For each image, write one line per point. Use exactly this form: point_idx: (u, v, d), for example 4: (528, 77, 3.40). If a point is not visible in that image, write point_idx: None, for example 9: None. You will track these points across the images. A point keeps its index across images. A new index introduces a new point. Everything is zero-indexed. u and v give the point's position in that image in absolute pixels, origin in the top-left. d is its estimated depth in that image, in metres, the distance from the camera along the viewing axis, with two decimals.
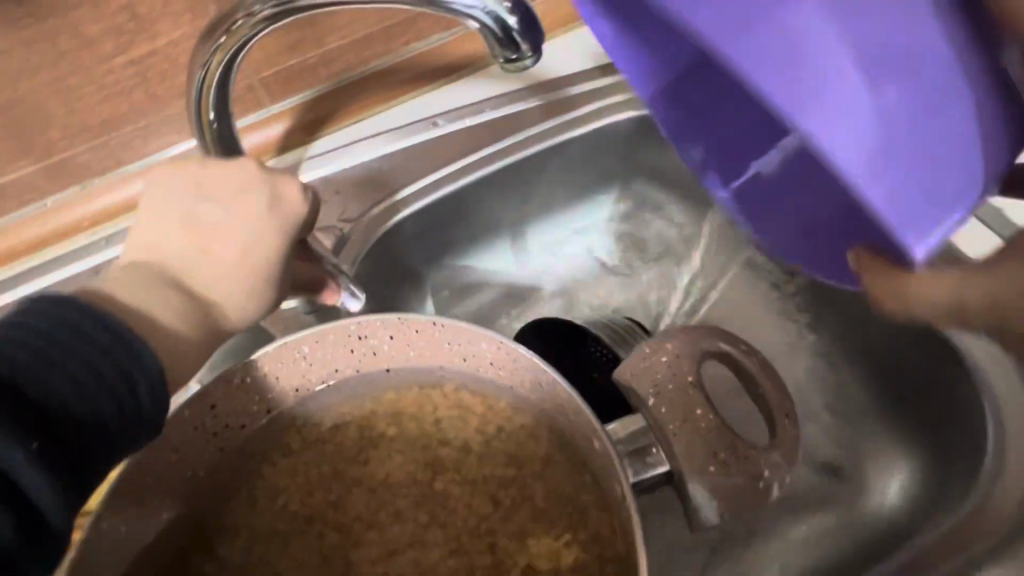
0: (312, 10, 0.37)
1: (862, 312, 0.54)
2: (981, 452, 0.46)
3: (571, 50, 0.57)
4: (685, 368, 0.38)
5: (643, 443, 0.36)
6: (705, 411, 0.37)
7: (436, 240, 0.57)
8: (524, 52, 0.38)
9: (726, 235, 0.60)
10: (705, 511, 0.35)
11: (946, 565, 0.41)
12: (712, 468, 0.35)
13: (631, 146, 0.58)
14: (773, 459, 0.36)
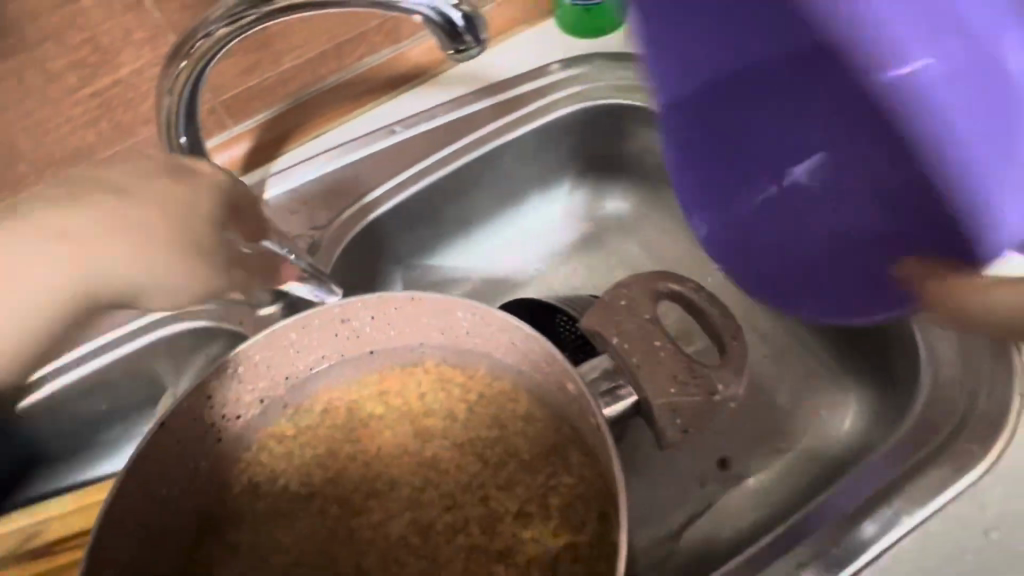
0: (261, 23, 0.44)
1: None
2: (918, 364, 0.49)
3: (508, 53, 0.70)
4: (641, 308, 0.44)
5: (614, 381, 0.41)
6: (663, 343, 0.42)
7: (404, 242, 0.67)
8: (469, 42, 0.44)
9: (661, 203, 0.71)
10: (669, 430, 0.40)
11: (911, 464, 0.43)
12: (673, 390, 0.40)
13: (578, 137, 0.69)
14: (724, 376, 0.41)
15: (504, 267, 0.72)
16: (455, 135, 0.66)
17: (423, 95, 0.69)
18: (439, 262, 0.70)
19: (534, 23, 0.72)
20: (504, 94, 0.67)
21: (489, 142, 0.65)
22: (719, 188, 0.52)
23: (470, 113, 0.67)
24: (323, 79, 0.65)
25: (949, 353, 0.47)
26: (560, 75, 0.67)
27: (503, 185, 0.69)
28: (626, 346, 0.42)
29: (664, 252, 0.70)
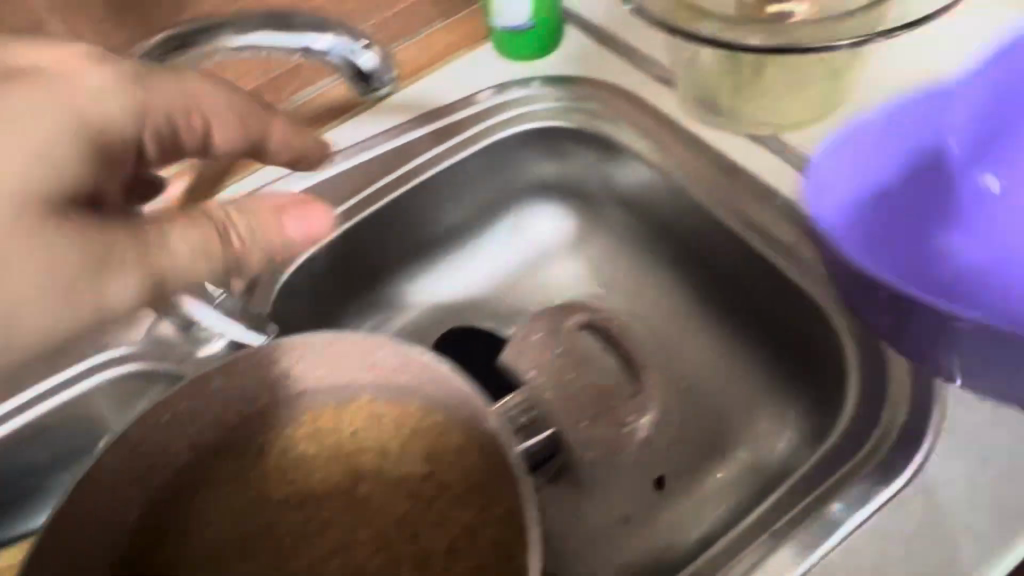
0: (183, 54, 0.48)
1: (725, 274, 0.61)
2: (846, 375, 0.51)
3: (446, 82, 0.72)
4: (551, 344, 0.61)
5: (535, 417, 0.58)
6: (570, 374, 0.60)
7: (350, 271, 0.67)
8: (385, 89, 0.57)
9: (606, 224, 0.71)
10: (582, 451, 0.58)
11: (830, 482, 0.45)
12: (583, 423, 0.58)
13: (519, 159, 0.70)
14: (628, 410, 0.59)
15: (457, 292, 0.72)
16: (393, 163, 0.66)
17: (363, 122, 0.69)
18: (391, 290, 0.71)
19: (470, 47, 0.73)
20: (443, 119, 0.68)
21: (430, 169, 0.66)
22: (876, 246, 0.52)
23: (409, 140, 0.67)
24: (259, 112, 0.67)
25: (867, 362, 0.49)
26: (497, 100, 0.69)
27: (444, 212, 0.70)
28: (539, 378, 0.59)
29: (604, 275, 0.71)
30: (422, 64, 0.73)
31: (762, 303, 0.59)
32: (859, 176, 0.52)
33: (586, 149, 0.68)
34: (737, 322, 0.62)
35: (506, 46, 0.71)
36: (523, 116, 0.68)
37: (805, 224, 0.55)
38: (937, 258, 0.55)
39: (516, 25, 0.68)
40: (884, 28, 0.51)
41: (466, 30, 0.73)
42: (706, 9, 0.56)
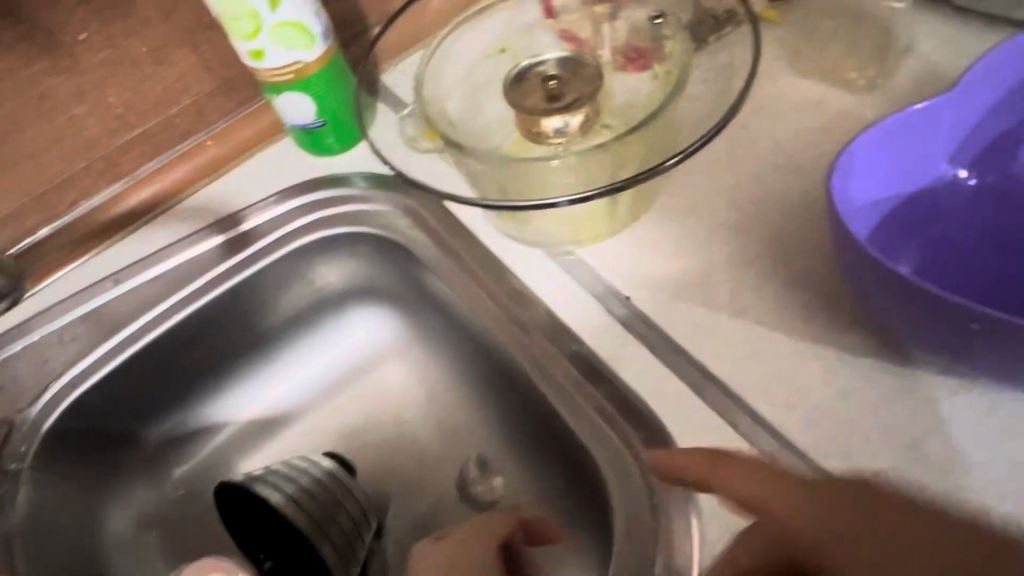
0: None
1: (515, 391, 0.57)
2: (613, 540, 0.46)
3: (242, 178, 0.68)
4: (314, 462, 0.59)
5: None
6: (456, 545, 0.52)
7: (147, 399, 0.65)
8: None
9: (414, 337, 0.68)
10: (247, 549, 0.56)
11: None
12: None
13: (316, 260, 0.66)
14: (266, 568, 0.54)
15: (275, 405, 0.69)
16: (182, 283, 0.64)
17: (156, 230, 0.67)
18: (200, 413, 0.68)
19: (273, 140, 0.69)
20: (234, 233, 0.65)
21: (223, 284, 0.64)
22: (946, 252, 0.46)
23: (196, 254, 0.65)
24: (32, 231, 0.64)
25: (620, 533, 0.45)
26: (290, 205, 0.65)
27: (247, 328, 0.67)
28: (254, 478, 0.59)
29: (420, 381, 0.67)
30: (225, 159, 0.69)
31: (546, 431, 0.55)
32: (904, 164, 0.46)
33: (372, 251, 0.65)
34: (530, 441, 0.58)
35: (307, 142, 0.66)
36: (308, 224, 0.65)
37: (584, 359, 0.51)
38: (971, 257, 0.45)
39: (308, 124, 0.63)
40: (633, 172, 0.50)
41: (260, 124, 0.69)
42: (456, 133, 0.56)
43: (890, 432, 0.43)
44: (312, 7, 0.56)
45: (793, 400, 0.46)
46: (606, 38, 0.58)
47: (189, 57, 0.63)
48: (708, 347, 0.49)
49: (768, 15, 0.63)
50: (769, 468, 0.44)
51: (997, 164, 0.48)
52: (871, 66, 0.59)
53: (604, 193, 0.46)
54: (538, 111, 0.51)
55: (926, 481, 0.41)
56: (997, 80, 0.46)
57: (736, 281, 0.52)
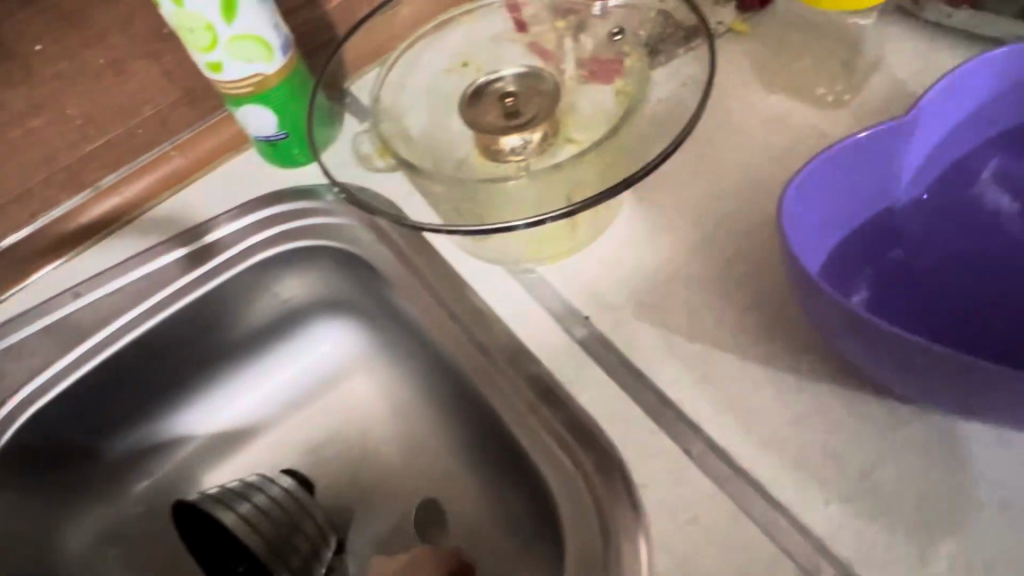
0: None
1: (473, 410, 0.56)
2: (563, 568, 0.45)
3: (207, 190, 0.68)
4: (275, 478, 0.58)
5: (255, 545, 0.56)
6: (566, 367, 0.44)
7: (108, 413, 0.64)
8: None
9: (378, 352, 0.67)
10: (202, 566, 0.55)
11: None
12: None
13: (279, 273, 0.66)
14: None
15: (239, 420, 0.69)
16: (144, 296, 0.64)
17: (120, 243, 0.66)
18: (163, 427, 0.67)
19: (240, 151, 0.69)
20: (196, 245, 0.65)
21: (185, 298, 0.64)
22: (904, 282, 0.45)
23: (157, 266, 0.64)
24: None
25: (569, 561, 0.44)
26: (252, 218, 0.65)
27: (211, 341, 0.67)
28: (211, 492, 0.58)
29: (385, 396, 0.67)
30: (192, 170, 0.68)
31: (503, 452, 0.54)
32: (861, 190, 0.45)
33: (334, 265, 0.65)
34: (489, 461, 0.57)
35: (271, 154, 0.65)
36: (267, 238, 0.65)
37: (541, 380, 0.50)
38: (929, 288, 0.44)
39: (270, 136, 0.62)
40: (592, 194, 0.48)
41: (225, 135, 0.68)
42: (414, 148, 0.55)
43: (840, 460, 0.43)
44: (270, 18, 0.55)
45: (745, 425, 0.45)
46: (570, 49, 0.57)
47: (151, 67, 0.62)
48: (664, 370, 0.48)
49: (737, 27, 0.63)
50: (719, 495, 0.43)
51: (956, 190, 0.47)
52: (841, 82, 0.59)
53: (561, 214, 0.45)
54: (495, 130, 0.50)
55: (874, 509, 0.41)
56: (947, 108, 0.45)
57: (695, 301, 0.51)
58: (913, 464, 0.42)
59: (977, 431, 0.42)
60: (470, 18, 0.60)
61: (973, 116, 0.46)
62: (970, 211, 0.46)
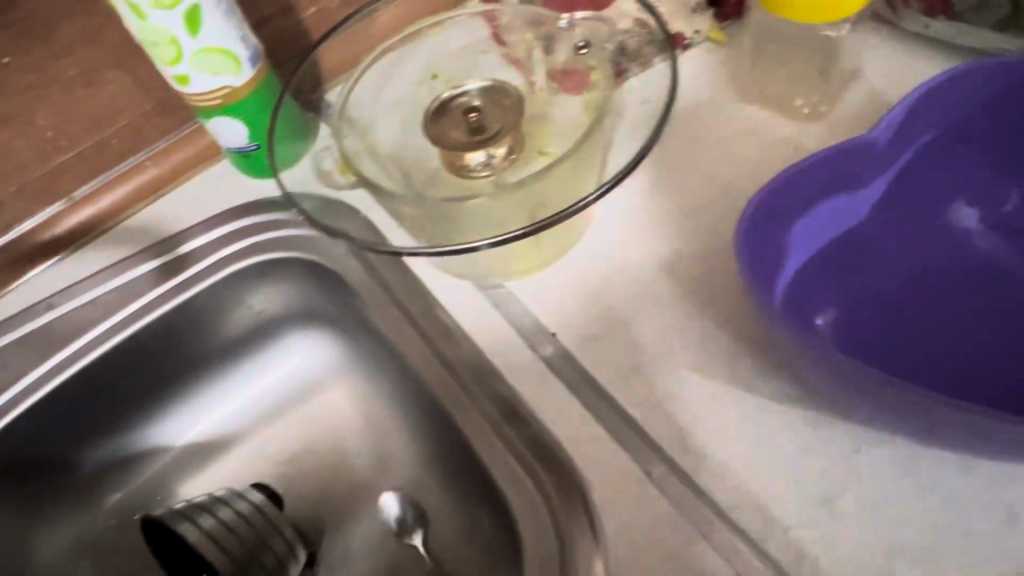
0: None
1: (443, 425, 0.56)
2: None
3: (182, 201, 0.68)
4: (244, 494, 0.58)
5: None
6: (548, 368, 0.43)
7: (82, 425, 0.64)
8: None
9: (352, 362, 0.68)
10: None
11: None
12: None
13: (252, 284, 0.66)
14: None
15: (214, 430, 0.68)
16: (118, 308, 0.63)
17: (96, 254, 0.66)
18: (138, 438, 0.67)
19: (216, 160, 0.69)
20: (170, 257, 0.64)
21: (158, 309, 0.64)
22: (860, 297, 0.45)
23: (131, 278, 0.64)
24: None
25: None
26: (226, 230, 0.65)
27: (186, 352, 0.67)
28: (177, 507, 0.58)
29: (358, 406, 0.67)
30: (167, 179, 0.68)
31: (470, 468, 0.54)
32: (825, 205, 0.45)
33: (307, 275, 0.65)
34: (457, 476, 0.57)
35: (244, 166, 0.65)
36: (237, 251, 0.65)
37: (505, 399, 0.49)
38: (884, 304, 0.44)
39: (242, 147, 0.62)
40: (554, 210, 0.48)
41: (200, 146, 0.68)
42: (381, 161, 0.55)
43: (801, 484, 0.42)
44: (237, 30, 0.54)
45: (708, 448, 0.45)
46: (540, 60, 0.56)
47: (123, 79, 0.62)
48: (629, 389, 0.48)
49: (714, 36, 0.62)
50: (679, 520, 0.43)
51: (920, 203, 0.46)
52: (818, 93, 0.58)
53: (523, 234, 0.45)
54: (460, 146, 0.50)
55: (834, 537, 0.41)
56: (919, 119, 0.44)
57: (663, 319, 0.50)
58: (873, 488, 0.41)
59: (942, 457, 0.42)
60: (438, 29, 0.60)
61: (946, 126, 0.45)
62: (928, 225, 0.46)
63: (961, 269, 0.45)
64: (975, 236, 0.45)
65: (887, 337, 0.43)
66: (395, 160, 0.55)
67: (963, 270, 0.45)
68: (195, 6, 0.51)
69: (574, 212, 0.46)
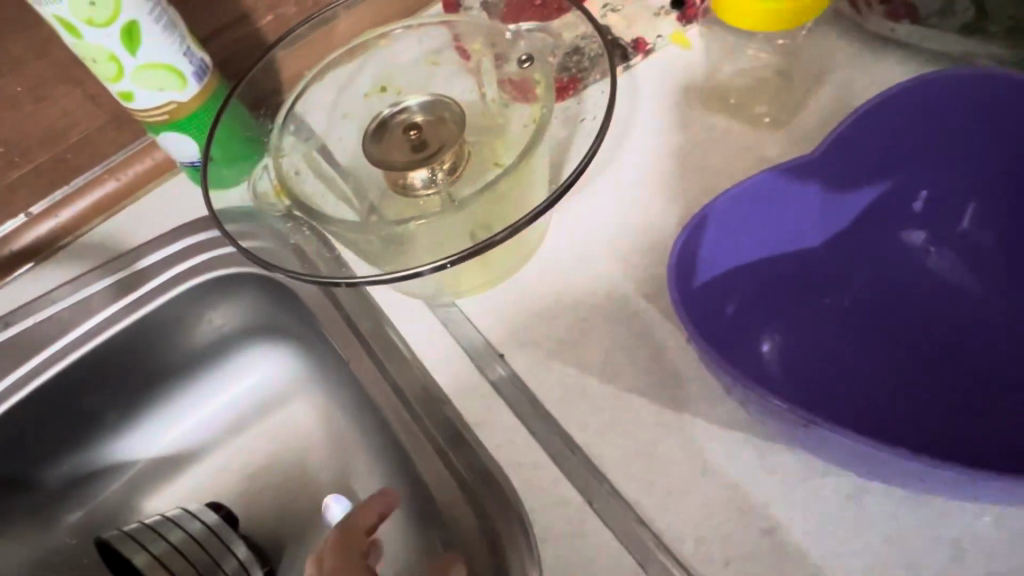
0: None
1: (396, 444, 0.55)
2: None
3: (140, 216, 0.67)
4: (199, 512, 0.58)
5: None
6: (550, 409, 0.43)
7: (45, 442, 0.64)
8: None
9: (315, 375, 0.67)
10: None
11: None
12: None
13: (212, 299, 0.66)
14: None
15: (179, 444, 0.68)
16: (74, 326, 0.62)
17: (55, 270, 0.66)
18: (105, 452, 0.67)
19: (167, 176, 0.68)
20: (127, 273, 0.63)
21: (117, 325, 0.63)
22: (801, 321, 0.47)
23: (86, 296, 0.63)
24: None
25: None
26: (182, 245, 0.64)
27: (150, 367, 0.67)
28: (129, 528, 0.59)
29: (322, 421, 0.66)
30: (120, 196, 0.67)
31: (419, 489, 0.53)
32: (768, 232, 0.46)
33: (266, 289, 0.65)
34: (409, 496, 0.56)
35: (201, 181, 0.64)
36: (191, 268, 0.64)
37: (450, 423, 0.49)
38: (825, 325, 0.46)
39: (194, 162, 0.61)
40: (498, 228, 0.47)
41: (158, 159, 0.67)
42: (330, 179, 0.54)
43: (742, 516, 0.41)
44: (179, 44, 0.53)
45: (651, 477, 0.43)
46: (491, 72, 0.55)
47: (72, 93, 0.60)
48: (574, 416, 0.46)
49: (676, 39, 0.60)
50: (618, 552, 0.42)
51: (863, 227, 0.48)
52: (779, 103, 0.56)
53: (458, 259, 0.43)
54: (402, 165, 0.48)
55: (776, 572, 0.39)
56: (859, 146, 0.45)
57: (613, 339, 0.49)
58: (817, 521, 0.40)
59: (889, 489, 0.40)
60: (386, 41, 0.58)
61: (885, 152, 0.46)
62: (869, 246, 0.48)
63: (897, 289, 0.47)
64: (913, 257, 0.48)
65: (824, 358, 0.45)
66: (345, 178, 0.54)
67: (900, 291, 0.47)
68: (132, 21, 0.50)
69: (511, 233, 0.44)
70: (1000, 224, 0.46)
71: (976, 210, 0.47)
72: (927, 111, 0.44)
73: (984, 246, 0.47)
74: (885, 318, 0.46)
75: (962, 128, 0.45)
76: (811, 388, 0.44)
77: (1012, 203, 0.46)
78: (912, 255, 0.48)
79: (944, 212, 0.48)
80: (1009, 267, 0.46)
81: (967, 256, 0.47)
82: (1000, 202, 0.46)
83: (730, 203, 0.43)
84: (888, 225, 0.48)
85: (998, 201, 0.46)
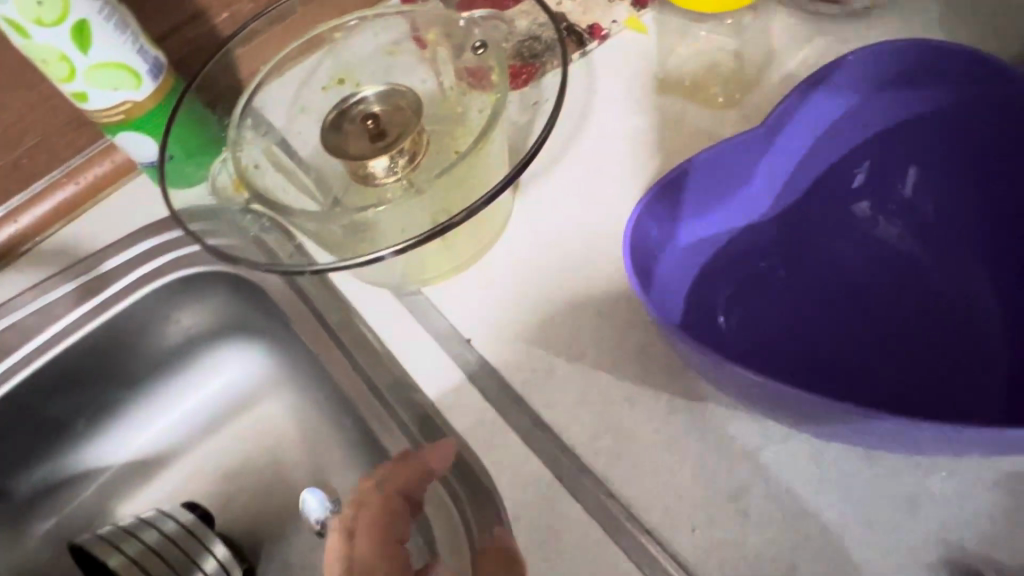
0: None
1: (368, 433, 0.56)
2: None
3: (102, 219, 0.66)
4: (174, 513, 0.58)
5: None
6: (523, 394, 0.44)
7: (17, 450, 0.63)
8: None
9: (287, 373, 0.67)
10: None
11: None
12: None
13: (179, 299, 0.65)
14: None
15: (152, 445, 0.68)
16: (40, 331, 0.62)
17: (17, 275, 0.65)
18: (77, 457, 0.67)
19: (128, 179, 0.67)
20: (92, 276, 0.63)
21: (83, 329, 0.63)
22: (755, 290, 0.48)
23: (50, 300, 0.62)
24: None
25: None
26: (146, 245, 0.64)
27: (120, 370, 0.66)
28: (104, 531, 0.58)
29: (295, 418, 0.67)
30: (80, 200, 0.67)
31: None
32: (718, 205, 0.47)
33: (233, 288, 0.65)
34: None
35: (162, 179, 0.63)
36: (155, 270, 0.64)
37: (419, 408, 0.49)
38: (776, 295, 0.48)
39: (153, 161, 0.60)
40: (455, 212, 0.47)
41: (117, 161, 0.66)
42: (292, 174, 0.54)
43: (705, 482, 0.42)
44: (132, 43, 0.53)
45: (618, 450, 0.44)
46: (448, 61, 0.55)
47: (26, 96, 0.59)
48: (541, 396, 0.47)
49: (631, 23, 0.61)
50: (589, 524, 0.43)
51: (811, 199, 0.50)
52: (732, 83, 0.57)
53: (416, 243, 0.44)
54: (361, 155, 0.49)
55: (739, 533, 0.41)
56: (803, 119, 0.46)
57: (578, 318, 0.50)
58: (775, 484, 0.41)
59: (844, 450, 0.42)
60: (342, 34, 0.58)
61: (830, 124, 0.47)
62: (817, 217, 0.50)
63: (844, 259, 0.49)
64: (858, 227, 0.49)
65: (776, 327, 0.47)
66: (307, 173, 0.54)
67: (848, 262, 0.49)
68: (82, 20, 0.50)
69: (468, 215, 0.44)
70: (940, 194, 0.48)
71: (916, 182, 0.49)
72: (868, 82, 0.46)
73: (924, 217, 0.49)
74: (833, 287, 0.48)
75: (900, 101, 0.46)
76: (764, 355, 0.46)
77: (947, 172, 0.48)
78: (857, 225, 0.50)
79: (886, 184, 0.49)
80: (948, 237, 0.48)
81: (909, 227, 0.49)
82: (938, 172, 0.48)
83: (679, 177, 0.44)
84: (835, 196, 0.50)
85: (937, 172, 0.48)
